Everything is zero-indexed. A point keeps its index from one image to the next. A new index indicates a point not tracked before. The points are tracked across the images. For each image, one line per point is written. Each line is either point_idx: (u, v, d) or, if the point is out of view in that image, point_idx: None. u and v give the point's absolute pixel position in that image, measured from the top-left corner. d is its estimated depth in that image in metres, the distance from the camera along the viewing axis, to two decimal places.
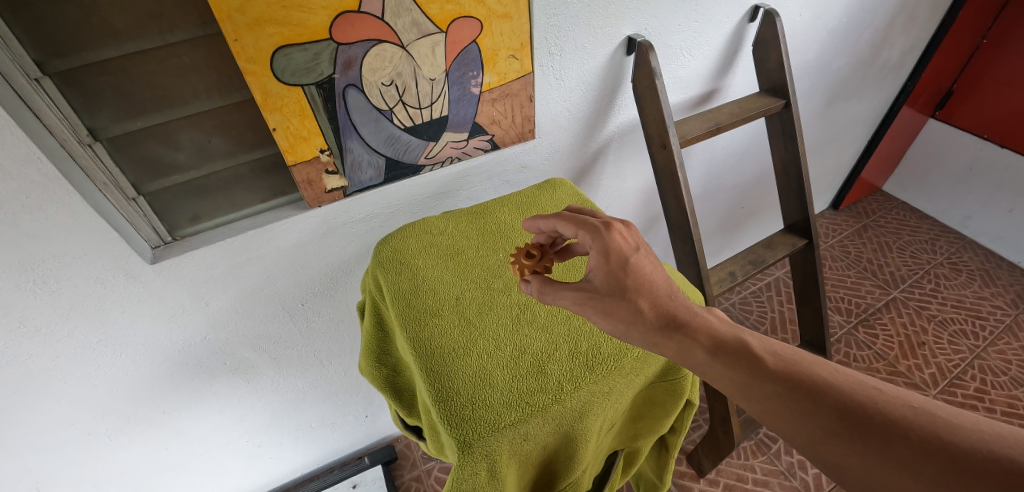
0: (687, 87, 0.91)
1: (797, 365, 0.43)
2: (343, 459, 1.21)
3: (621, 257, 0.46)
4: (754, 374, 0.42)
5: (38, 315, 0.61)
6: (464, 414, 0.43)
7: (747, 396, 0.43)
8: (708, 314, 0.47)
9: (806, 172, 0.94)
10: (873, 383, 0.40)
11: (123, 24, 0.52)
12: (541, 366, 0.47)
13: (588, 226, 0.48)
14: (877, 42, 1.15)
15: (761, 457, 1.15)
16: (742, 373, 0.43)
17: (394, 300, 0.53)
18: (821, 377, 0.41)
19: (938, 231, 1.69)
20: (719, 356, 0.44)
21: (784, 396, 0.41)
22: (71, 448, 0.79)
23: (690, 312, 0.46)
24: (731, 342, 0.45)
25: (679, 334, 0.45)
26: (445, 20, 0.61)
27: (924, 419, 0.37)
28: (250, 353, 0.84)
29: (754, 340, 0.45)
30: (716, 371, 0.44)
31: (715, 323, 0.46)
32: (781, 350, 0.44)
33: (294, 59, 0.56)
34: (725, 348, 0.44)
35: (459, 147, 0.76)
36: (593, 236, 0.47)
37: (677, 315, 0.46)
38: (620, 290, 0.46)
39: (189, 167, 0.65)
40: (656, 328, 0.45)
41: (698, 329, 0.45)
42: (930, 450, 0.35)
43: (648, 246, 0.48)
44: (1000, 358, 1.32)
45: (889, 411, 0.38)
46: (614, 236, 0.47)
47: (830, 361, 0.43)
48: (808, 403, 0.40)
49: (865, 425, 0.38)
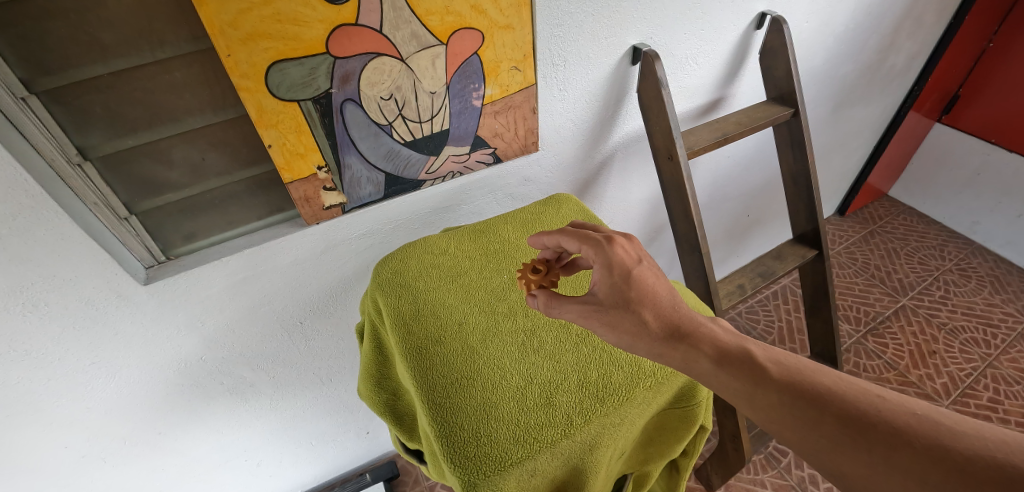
0: (693, 96, 0.89)
1: (800, 373, 0.40)
2: (344, 476, 1.18)
3: (623, 270, 0.45)
4: (757, 383, 0.40)
5: (28, 339, 0.59)
6: (468, 452, 0.41)
7: (752, 405, 0.40)
8: (713, 325, 0.45)
9: (815, 181, 0.92)
10: (877, 391, 0.37)
11: (112, 40, 0.50)
12: (549, 398, 0.45)
13: (591, 241, 0.46)
14: (885, 47, 1.13)
15: (771, 471, 1.12)
16: (746, 382, 0.40)
17: (395, 326, 0.51)
18: (825, 386, 0.39)
19: (946, 236, 1.66)
20: (723, 366, 0.42)
21: (786, 404, 0.38)
22: (65, 471, 0.77)
23: (694, 321, 0.45)
24: (735, 351, 0.42)
25: (684, 344, 0.43)
26: (446, 31, 0.59)
27: (928, 426, 0.34)
28: (248, 372, 0.82)
29: (758, 349, 0.43)
30: (722, 383, 0.42)
31: (720, 334, 0.44)
32: (785, 360, 0.41)
33: (289, 74, 0.54)
34: (729, 358, 0.42)
35: (461, 161, 0.74)
36: (595, 251, 0.46)
37: (681, 326, 0.44)
38: (624, 302, 0.44)
39: (183, 185, 0.63)
40: (661, 339, 0.43)
41: (702, 339, 0.43)
42: (933, 459, 0.33)
43: (650, 256, 0.47)
44: (1014, 367, 1.29)
45: (892, 418, 0.35)
46: (615, 249, 0.45)
47: (834, 369, 0.40)
48: (809, 412, 0.37)
49: (867, 432, 0.35)
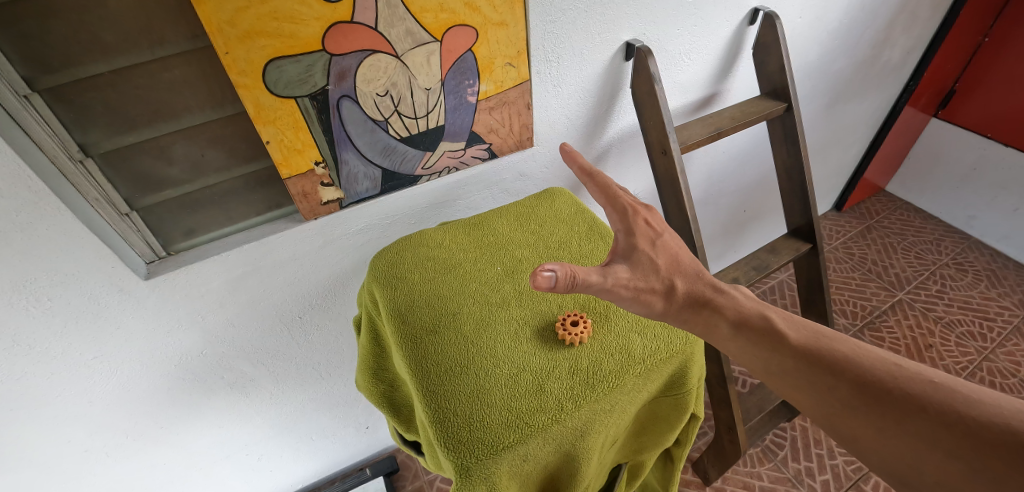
0: (687, 91, 0.90)
1: (820, 342, 0.47)
2: (344, 471, 1.19)
3: (647, 239, 0.50)
4: (774, 349, 0.47)
5: (31, 333, 0.60)
6: (461, 436, 0.42)
7: (770, 369, 0.48)
8: (735, 292, 0.51)
9: (809, 175, 0.93)
10: (895, 360, 0.44)
11: (113, 39, 0.51)
12: (540, 384, 0.46)
13: (617, 207, 0.51)
14: (879, 43, 1.14)
15: (768, 464, 1.13)
16: (765, 348, 0.48)
17: (390, 316, 0.52)
18: (843, 354, 0.45)
19: (943, 231, 1.67)
20: (742, 331, 0.49)
21: (802, 369, 0.46)
22: (69, 465, 0.78)
23: (717, 291, 0.50)
24: (755, 319, 0.49)
25: (707, 309, 0.49)
26: (440, 28, 0.60)
27: (944, 393, 0.40)
28: (249, 367, 0.83)
29: (779, 317, 0.49)
30: (741, 346, 0.49)
31: (742, 301, 0.51)
32: (805, 329, 0.48)
33: (287, 71, 0.55)
34: (749, 325, 0.49)
35: (457, 156, 0.75)
36: (620, 218, 0.50)
37: (705, 293, 0.50)
38: (653, 269, 0.48)
39: (183, 181, 0.64)
40: (686, 306, 0.49)
41: (725, 306, 0.50)
42: (946, 423, 0.39)
43: (672, 229, 0.51)
44: (1009, 360, 1.30)
45: (908, 385, 0.42)
46: (638, 221, 0.51)
47: (855, 339, 0.46)
48: (827, 377, 0.45)
49: (882, 397, 0.42)
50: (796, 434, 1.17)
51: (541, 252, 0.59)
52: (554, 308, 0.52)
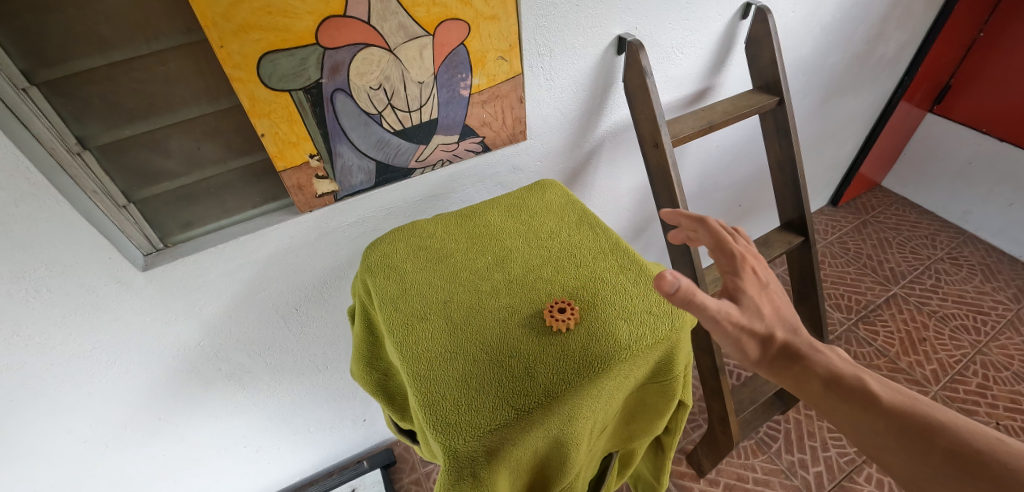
0: (680, 86, 0.91)
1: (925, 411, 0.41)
2: (343, 463, 1.21)
3: (751, 285, 0.48)
4: (866, 411, 0.42)
5: (31, 323, 0.61)
6: (450, 419, 0.43)
7: (859, 434, 0.42)
8: (831, 351, 0.47)
9: (801, 168, 0.94)
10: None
11: (110, 33, 0.52)
12: (527, 369, 0.46)
13: (726, 250, 0.50)
14: (873, 37, 1.15)
15: (761, 456, 1.14)
16: (854, 409, 0.43)
17: (382, 304, 0.53)
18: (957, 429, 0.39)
19: (939, 226, 1.67)
20: (832, 389, 0.44)
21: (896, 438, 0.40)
22: (69, 455, 0.79)
23: (810, 345, 0.47)
24: (849, 378, 0.44)
25: (799, 364, 0.46)
26: (432, 22, 0.61)
27: None
28: (246, 358, 0.84)
29: (875, 379, 0.44)
30: (828, 405, 0.44)
31: (838, 361, 0.46)
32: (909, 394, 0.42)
33: (280, 64, 0.56)
34: (840, 384, 0.44)
35: (450, 149, 0.76)
36: (728, 262, 0.49)
37: (796, 345, 0.47)
38: (755, 313, 0.46)
39: (180, 174, 0.65)
40: (778, 356, 0.46)
41: (816, 362, 0.46)
42: None
43: (778, 281, 0.49)
44: (1002, 354, 1.31)
45: None
46: (746, 269, 0.48)
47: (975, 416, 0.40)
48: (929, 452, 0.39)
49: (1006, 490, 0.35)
50: (790, 426, 1.18)
51: (531, 241, 0.60)
52: (543, 296, 0.53)
